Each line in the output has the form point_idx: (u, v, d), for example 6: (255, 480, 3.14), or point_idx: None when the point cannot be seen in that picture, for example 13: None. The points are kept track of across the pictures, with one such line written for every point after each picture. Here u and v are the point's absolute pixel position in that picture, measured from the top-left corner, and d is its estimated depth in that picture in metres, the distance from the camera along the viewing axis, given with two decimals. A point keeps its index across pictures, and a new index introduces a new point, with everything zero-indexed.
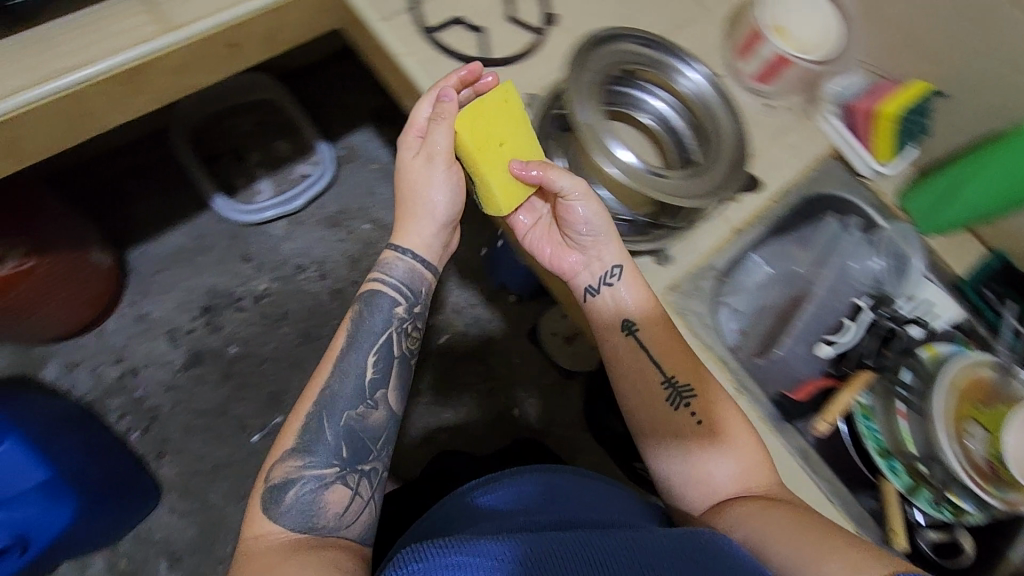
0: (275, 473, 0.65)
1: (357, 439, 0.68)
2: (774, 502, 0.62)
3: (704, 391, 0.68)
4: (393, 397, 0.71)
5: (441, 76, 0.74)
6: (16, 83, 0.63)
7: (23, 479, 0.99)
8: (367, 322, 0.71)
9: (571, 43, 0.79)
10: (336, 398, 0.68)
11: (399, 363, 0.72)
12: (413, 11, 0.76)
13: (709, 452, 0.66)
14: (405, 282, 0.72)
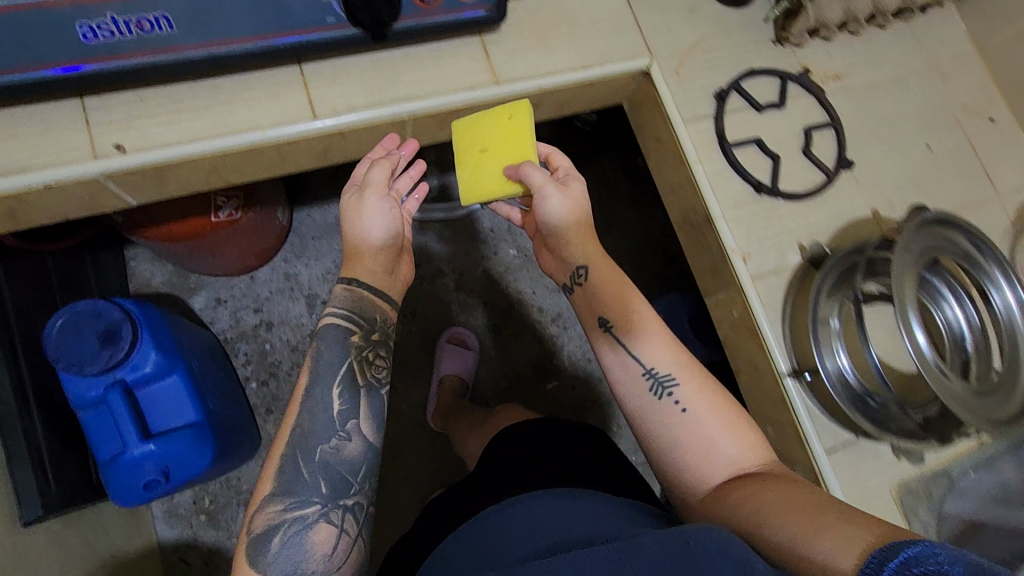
0: (255, 523, 0.58)
1: (335, 472, 0.61)
2: (767, 483, 0.57)
3: (690, 379, 0.64)
4: (367, 423, 0.65)
5: (729, 194, 0.72)
6: (357, 99, 0.66)
7: (177, 412, 1.01)
8: (330, 352, 0.66)
9: (859, 195, 0.76)
10: (309, 435, 0.62)
11: (367, 392, 0.66)
12: (716, 120, 0.75)
13: (700, 431, 0.62)
14: (354, 311, 0.68)
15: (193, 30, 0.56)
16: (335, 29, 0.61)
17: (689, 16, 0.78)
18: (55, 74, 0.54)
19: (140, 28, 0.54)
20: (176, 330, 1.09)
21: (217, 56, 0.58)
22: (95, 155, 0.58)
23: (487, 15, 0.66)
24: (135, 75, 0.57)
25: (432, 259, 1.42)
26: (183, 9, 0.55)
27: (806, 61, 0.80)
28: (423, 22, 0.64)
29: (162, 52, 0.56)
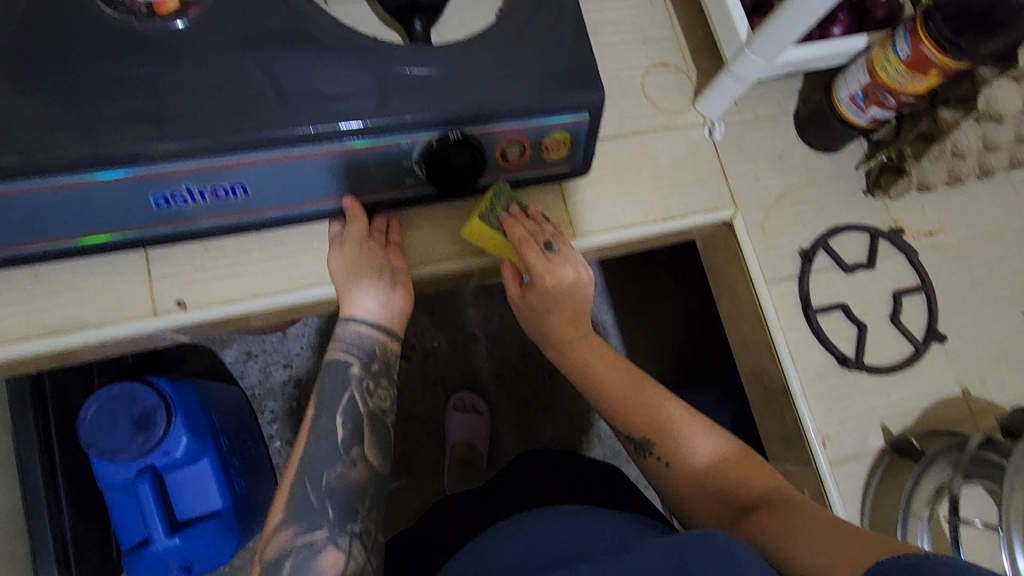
0: (265, 559, 0.53)
1: (341, 496, 0.56)
2: (770, 510, 0.56)
3: (669, 428, 0.64)
4: (372, 449, 0.58)
5: (810, 368, 0.68)
6: (428, 252, 0.63)
7: (203, 500, 0.98)
8: (331, 385, 0.57)
9: (949, 372, 0.71)
10: (313, 460, 0.56)
11: (374, 419, 0.59)
12: (801, 280, 0.70)
13: (694, 472, 0.62)
14: (355, 345, 0.58)
15: (268, 192, 0.53)
16: (413, 187, 0.58)
17: (777, 163, 0.73)
18: (127, 233, 0.53)
19: (214, 195, 0.52)
20: (210, 407, 1.05)
21: (291, 211, 0.56)
22: (155, 312, 0.56)
23: (572, 166, 0.63)
24: (207, 230, 0.55)
25: (466, 323, 1.37)
26: (259, 176, 0.51)
27: (897, 215, 0.74)
28: (506, 175, 0.61)
29: (236, 211, 0.54)
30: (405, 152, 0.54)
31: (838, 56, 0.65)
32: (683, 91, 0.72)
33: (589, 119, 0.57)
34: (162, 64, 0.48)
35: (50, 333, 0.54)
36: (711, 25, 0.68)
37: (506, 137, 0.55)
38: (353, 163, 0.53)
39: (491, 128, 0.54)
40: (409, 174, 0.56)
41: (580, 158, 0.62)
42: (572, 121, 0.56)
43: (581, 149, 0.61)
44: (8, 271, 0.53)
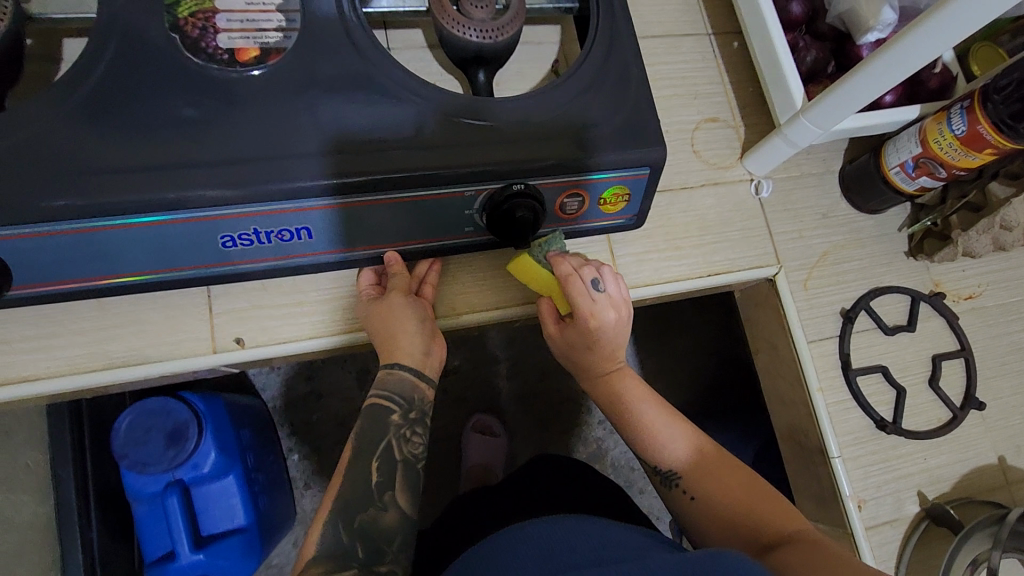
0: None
1: (372, 541, 0.53)
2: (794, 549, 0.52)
3: (696, 463, 0.62)
4: (404, 495, 0.56)
5: (847, 429, 0.68)
6: (479, 299, 0.64)
7: (228, 517, 0.98)
8: (371, 428, 0.57)
9: (986, 440, 0.71)
10: (347, 501, 0.54)
11: (408, 465, 0.57)
12: (842, 341, 0.71)
13: (717, 509, 0.59)
14: (396, 391, 0.57)
15: (331, 236, 0.54)
16: (470, 236, 0.59)
17: (822, 222, 0.74)
18: (188, 271, 0.54)
19: (279, 237, 0.53)
20: (239, 424, 1.07)
21: (349, 256, 0.57)
22: (215, 348, 0.57)
23: (627, 220, 0.64)
24: (267, 271, 0.57)
25: (489, 345, 1.32)
26: (325, 220, 0.53)
27: (938, 278, 0.75)
28: (560, 227, 0.62)
29: (298, 253, 0.56)
30: (467, 202, 0.54)
31: (889, 125, 0.66)
32: (731, 146, 0.73)
33: (649, 176, 0.57)
34: (242, 111, 0.50)
35: (113, 363, 0.55)
36: (764, 85, 0.70)
37: (569, 190, 0.56)
38: (417, 211, 0.54)
39: (553, 181, 0.55)
40: (466, 223, 0.57)
41: (635, 212, 0.63)
42: (634, 176, 0.57)
43: (638, 203, 0.61)
44: (75, 302, 0.55)
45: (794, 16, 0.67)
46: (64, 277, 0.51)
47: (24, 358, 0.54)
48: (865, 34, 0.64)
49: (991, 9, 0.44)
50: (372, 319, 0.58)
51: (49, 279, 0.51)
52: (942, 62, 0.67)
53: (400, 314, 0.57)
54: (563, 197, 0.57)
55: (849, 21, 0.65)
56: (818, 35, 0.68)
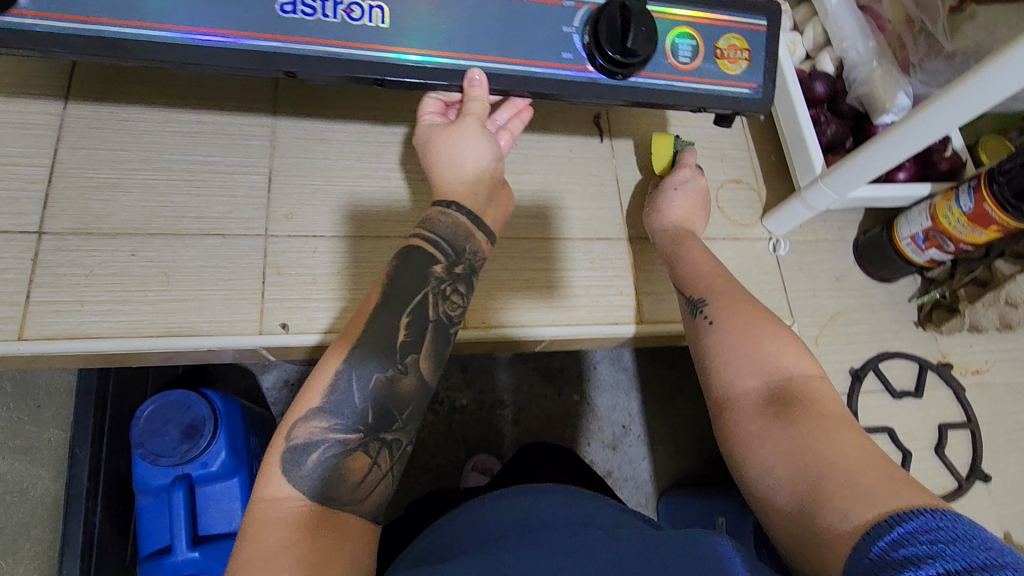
0: (291, 440, 0.50)
1: (383, 404, 0.52)
2: (812, 408, 0.52)
3: (729, 301, 0.61)
4: (427, 357, 0.55)
5: None
6: (507, 317, 0.69)
7: (227, 519, 0.98)
8: (410, 274, 0.56)
9: (990, 514, 0.72)
10: (365, 357, 0.52)
11: (439, 326, 0.56)
12: (850, 399, 0.73)
13: (741, 338, 0.58)
14: (446, 237, 0.59)
15: (399, 25, 0.55)
16: (568, 67, 0.58)
17: (835, 285, 0.78)
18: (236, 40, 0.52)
19: (347, 14, 0.54)
20: (251, 429, 1.07)
21: (410, 61, 0.55)
22: (261, 330, 0.61)
23: (753, 92, 0.62)
24: (308, 61, 0.53)
25: (496, 382, 1.26)
26: (399, 6, 0.55)
27: (946, 350, 0.77)
28: (675, 82, 0.60)
29: (354, 45, 0.54)
30: (570, 16, 0.58)
31: (901, 199, 0.72)
32: (753, 206, 0.79)
33: (765, 30, 0.62)
34: None
35: (169, 333, 0.60)
36: (787, 153, 0.76)
37: (679, 27, 0.60)
38: (493, 15, 0.56)
39: (667, 11, 0.60)
40: (568, 45, 0.58)
41: (758, 81, 0.62)
42: (751, 25, 0.62)
43: (757, 67, 0.62)
44: (148, 274, 0.60)
45: (817, 94, 0.74)
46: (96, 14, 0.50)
47: (90, 317, 0.59)
48: (880, 115, 0.70)
49: (988, 96, 0.50)
50: (440, 136, 0.62)
51: (87, 57, 0.50)
52: (952, 147, 0.73)
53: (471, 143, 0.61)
54: (675, 36, 0.60)
55: (867, 102, 0.71)
56: (838, 112, 0.75)
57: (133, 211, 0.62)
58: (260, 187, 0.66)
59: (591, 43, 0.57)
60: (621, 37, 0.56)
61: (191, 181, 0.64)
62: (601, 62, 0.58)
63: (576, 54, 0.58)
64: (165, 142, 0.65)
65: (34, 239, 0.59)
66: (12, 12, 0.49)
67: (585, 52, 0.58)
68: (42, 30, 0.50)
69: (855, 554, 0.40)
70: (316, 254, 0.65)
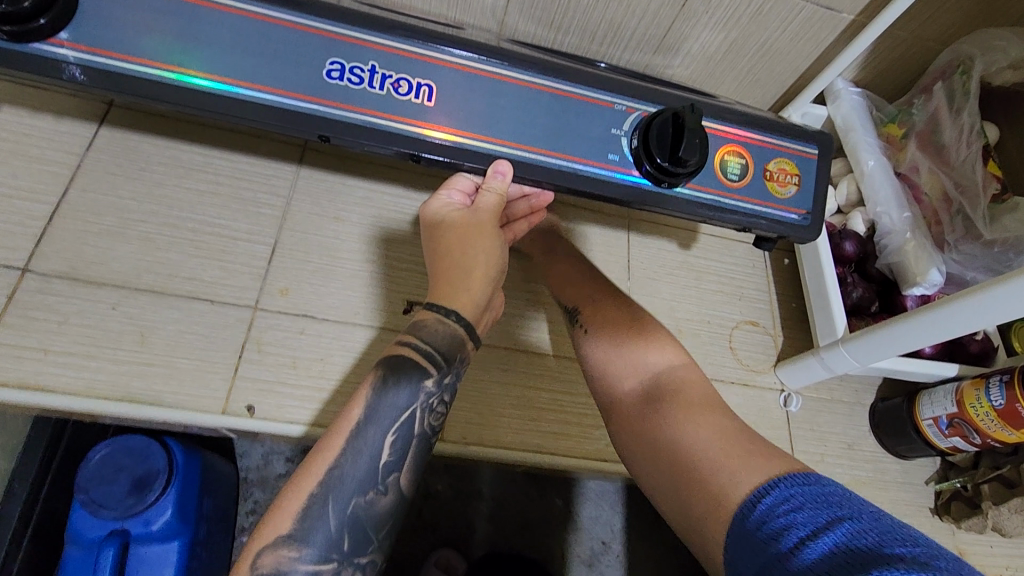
0: (256, 569, 0.43)
1: (363, 530, 0.46)
2: (672, 396, 0.53)
3: (598, 306, 0.62)
4: (409, 475, 0.48)
5: None
6: (497, 435, 0.65)
7: None
8: (399, 386, 0.49)
9: None
10: (343, 478, 0.45)
11: (423, 440, 0.50)
12: None
13: (605, 343, 0.59)
14: (439, 347, 0.51)
15: (445, 104, 0.54)
16: (613, 169, 0.56)
17: (846, 452, 0.73)
18: (275, 99, 0.51)
19: (393, 87, 0.53)
20: (206, 489, 1.00)
21: (451, 141, 0.54)
22: (226, 410, 0.57)
23: (801, 219, 0.61)
24: (344, 127, 0.52)
25: (476, 475, 1.18)
26: (450, 85, 0.54)
27: (964, 547, 0.70)
28: (722, 200, 0.59)
29: (395, 118, 0.53)
30: (619, 119, 0.57)
31: (926, 376, 0.67)
32: (767, 353, 0.75)
33: (817, 157, 0.62)
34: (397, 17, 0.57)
35: (129, 399, 0.56)
36: (808, 306, 0.73)
37: (727, 145, 0.59)
38: (544, 109, 0.55)
39: (717, 128, 0.59)
40: (614, 147, 0.57)
41: (807, 208, 0.61)
42: (801, 151, 0.61)
43: (805, 194, 0.61)
44: (123, 333, 0.57)
45: (846, 253, 0.71)
46: (134, 52, 0.49)
47: (51, 368, 0.55)
48: (909, 287, 0.68)
49: None
50: (458, 233, 0.55)
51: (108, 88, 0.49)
52: (984, 331, 0.70)
53: (488, 245, 0.55)
54: (724, 155, 0.59)
55: (897, 272, 0.69)
56: (866, 274, 0.73)
57: (127, 263, 0.60)
58: (261, 256, 0.63)
59: (639, 149, 0.56)
60: (672, 147, 0.54)
61: (193, 240, 0.62)
62: (647, 169, 0.56)
63: (622, 156, 0.57)
64: (175, 196, 0.64)
65: (15, 276, 0.57)
66: (49, 41, 0.48)
67: (633, 158, 0.57)
68: (96, 65, 0.49)
69: (739, 517, 0.40)
70: (302, 335, 0.62)
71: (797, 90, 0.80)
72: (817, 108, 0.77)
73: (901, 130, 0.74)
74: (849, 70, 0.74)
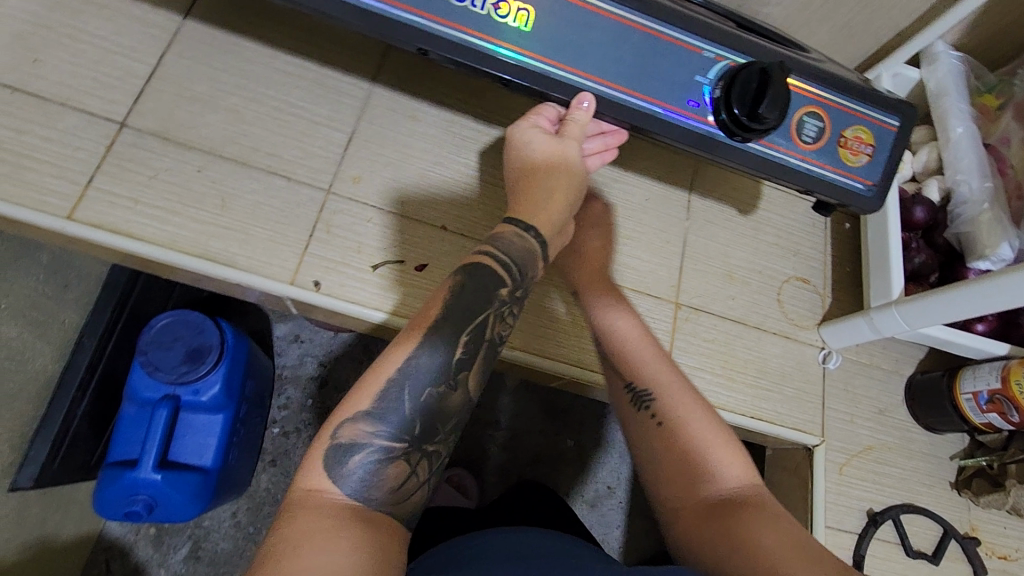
0: (335, 438, 0.46)
1: (432, 420, 0.48)
2: (747, 514, 0.51)
3: (670, 397, 0.59)
4: (476, 375, 0.51)
5: None
6: (542, 346, 0.68)
7: (199, 452, 0.98)
8: (474, 295, 0.52)
9: None
10: (418, 368, 0.48)
11: (491, 345, 0.52)
12: (858, 540, 0.68)
13: (676, 445, 0.57)
14: (515, 258, 0.55)
15: (544, 31, 0.53)
16: (689, 116, 0.56)
17: (875, 416, 0.74)
18: (378, 6, 0.51)
19: (493, 8, 0.52)
20: (249, 373, 1.07)
21: (543, 71, 0.53)
22: (293, 281, 0.61)
23: (867, 189, 0.60)
24: (443, 43, 0.52)
25: (498, 403, 1.22)
26: (549, 14, 0.52)
27: (976, 523, 0.72)
28: (792, 161, 0.58)
29: (494, 40, 0.52)
30: (705, 66, 0.55)
31: (974, 351, 0.67)
32: (813, 310, 0.76)
33: (896, 131, 0.59)
34: None
35: (206, 256, 0.59)
36: (864, 269, 0.73)
37: (810, 106, 0.58)
38: (635, 48, 0.54)
39: (804, 86, 0.57)
40: (695, 93, 0.56)
41: (875, 179, 0.60)
42: (880, 121, 0.59)
43: (877, 166, 0.60)
44: (206, 196, 0.61)
45: (915, 219, 0.70)
46: None
47: (140, 219, 0.59)
48: (977, 259, 0.66)
49: None
50: (542, 160, 0.59)
51: None
52: None
53: (567, 175, 0.60)
54: (807, 113, 0.58)
55: (965, 242, 0.68)
56: (931, 243, 0.72)
57: (215, 131, 0.63)
58: (338, 144, 0.66)
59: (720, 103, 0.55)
60: (754, 101, 0.53)
61: (276, 119, 0.65)
62: (724, 118, 0.55)
63: (702, 106, 0.56)
64: (263, 75, 0.66)
65: (114, 129, 0.60)
66: None
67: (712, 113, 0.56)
68: None
69: None
70: (370, 223, 0.64)
71: (893, 48, 0.77)
72: (909, 69, 0.74)
73: (997, 101, 0.72)
74: (951, 34, 0.72)
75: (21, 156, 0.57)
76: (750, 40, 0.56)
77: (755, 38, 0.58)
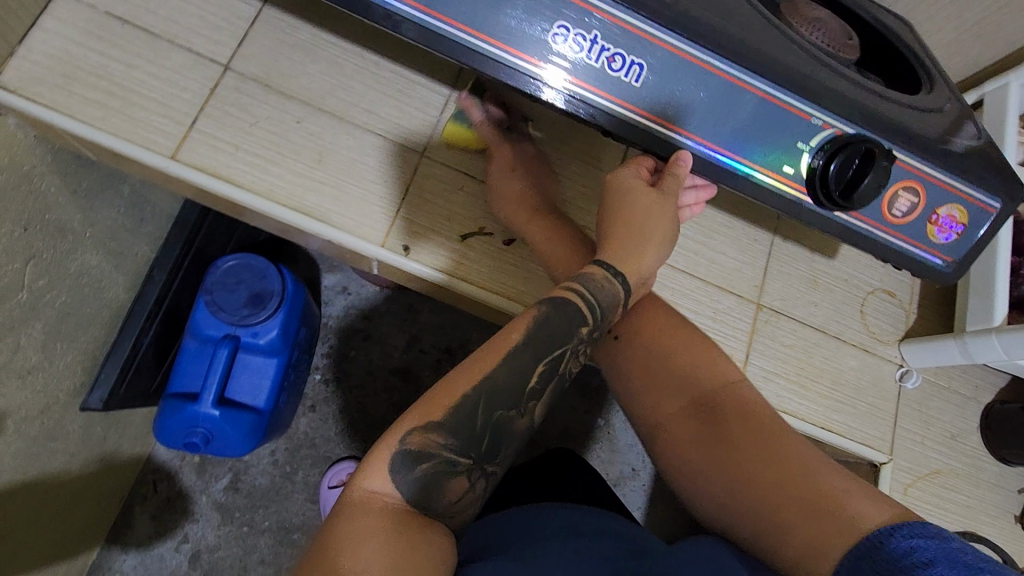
0: (403, 444, 0.45)
1: (498, 440, 0.49)
2: (738, 428, 0.54)
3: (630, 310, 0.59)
4: (543, 406, 0.51)
5: None
6: None
7: (253, 392, 1.00)
8: (555, 326, 0.51)
9: None
10: (497, 386, 0.48)
11: (561, 379, 0.52)
12: None
13: (641, 359, 0.58)
14: (602, 302, 0.53)
15: (654, 89, 0.49)
16: (784, 181, 0.53)
17: (947, 441, 0.72)
18: (488, 52, 0.48)
19: (607, 62, 0.48)
20: (304, 321, 1.08)
21: (647, 129, 0.51)
22: (383, 244, 0.61)
23: (945, 266, 0.56)
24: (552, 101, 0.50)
25: None
26: (664, 70, 0.49)
27: None
28: (875, 234, 0.55)
29: (604, 95, 0.49)
30: (809, 133, 0.51)
31: None
32: (896, 326, 0.73)
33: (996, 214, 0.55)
34: None
35: (301, 210, 0.59)
36: (961, 289, 0.69)
37: (908, 180, 0.53)
38: (746, 109, 0.50)
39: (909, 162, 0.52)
40: (794, 159, 0.52)
41: (957, 258, 0.56)
42: (982, 204, 0.54)
43: (965, 246, 0.56)
44: (304, 150, 0.60)
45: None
46: None
47: (239, 166, 0.59)
48: None
49: None
50: (639, 209, 0.55)
51: None
52: None
53: (660, 228, 0.56)
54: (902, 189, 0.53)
55: None
56: None
57: (315, 83, 0.62)
58: (435, 106, 0.64)
59: (819, 168, 0.51)
60: (850, 182, 0.50)
61: (375, 75, 0.63)
62: (819, 171, 0.51)
63: (798, 170, 0.52)
64: (365, 28, 0.64)
65: (218, 72, 0.60)
66: None
67: (807, 169, 0.52)
68: None
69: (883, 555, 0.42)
70: (461, 192, 0.63)
71: None
72: None
73: None
74: None
75: (130, 92, 0.58)
76: (874, 106, 0.51)
77: (880, 92, 0.52)
